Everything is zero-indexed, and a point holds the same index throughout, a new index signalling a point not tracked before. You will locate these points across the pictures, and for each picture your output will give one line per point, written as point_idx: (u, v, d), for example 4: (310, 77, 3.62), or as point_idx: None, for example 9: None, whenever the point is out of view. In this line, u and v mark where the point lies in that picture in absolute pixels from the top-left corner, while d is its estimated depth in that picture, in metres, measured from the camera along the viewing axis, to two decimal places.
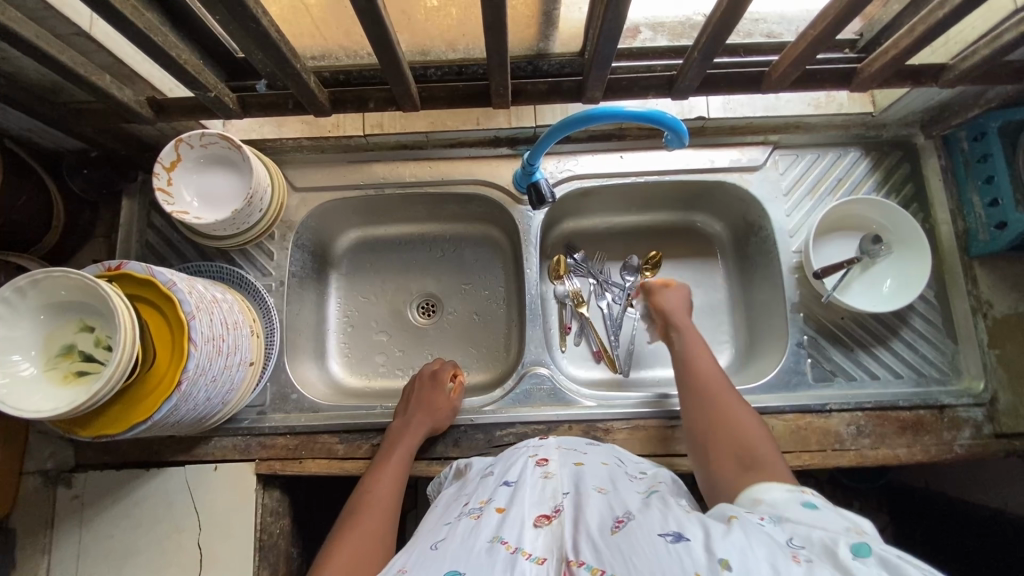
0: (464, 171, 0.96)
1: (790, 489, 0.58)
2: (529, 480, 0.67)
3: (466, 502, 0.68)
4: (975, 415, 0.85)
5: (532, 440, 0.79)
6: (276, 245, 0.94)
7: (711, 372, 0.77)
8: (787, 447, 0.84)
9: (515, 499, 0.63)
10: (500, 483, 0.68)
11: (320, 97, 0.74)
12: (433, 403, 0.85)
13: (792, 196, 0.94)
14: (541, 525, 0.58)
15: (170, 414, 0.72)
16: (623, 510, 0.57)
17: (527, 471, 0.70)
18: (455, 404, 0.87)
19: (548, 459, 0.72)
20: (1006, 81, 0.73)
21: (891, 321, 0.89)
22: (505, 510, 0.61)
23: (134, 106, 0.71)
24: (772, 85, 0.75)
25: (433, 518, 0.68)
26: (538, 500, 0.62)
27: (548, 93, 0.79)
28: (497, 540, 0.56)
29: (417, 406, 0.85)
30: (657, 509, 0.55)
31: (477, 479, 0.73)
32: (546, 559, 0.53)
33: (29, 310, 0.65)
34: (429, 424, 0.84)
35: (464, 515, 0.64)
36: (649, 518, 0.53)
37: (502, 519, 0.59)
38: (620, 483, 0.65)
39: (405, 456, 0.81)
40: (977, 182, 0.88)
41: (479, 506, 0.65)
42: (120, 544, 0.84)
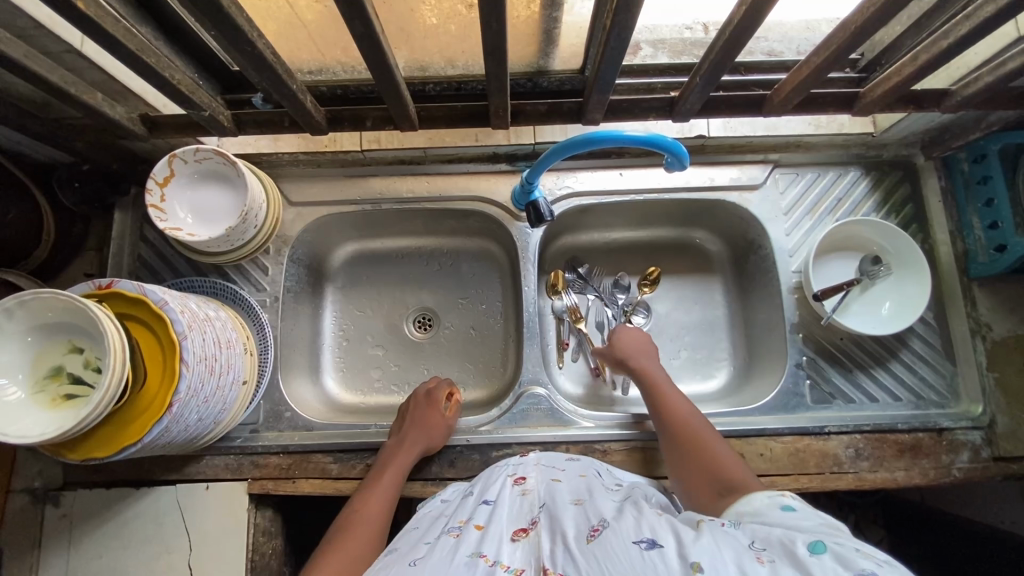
0: (462, 186, 0.95)
1: (769, 494, 0.60)
2: (508, 498, 0.69)
3: (448, 519, 0.69)
4: (973, 438, 0.85)
5: (513, 458, 0.80)
6: (271, 260, 0.93)
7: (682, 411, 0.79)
8: (786, 469, 0.83)
9: (493, 518, 0.65)
10: (478, 502, 0.70)
11: (317, 115, 0.73)
12: (432, 424, 0.84)
13: (791, 216, 0.93)
14: (519, 540, 0.60)
15: (161, 436, 0.71)
16: (597, 519, 0.59)
17: (506, 487, 0.71)
18: (449, 423, 0.85)
19: (524, 475, 0.74)
20: (1008, 106, 0.72)
21: (890, 343, 0.89)
22: (484, 525, 0.63)
23: (127, 123, 0.70)
24: (774, 109, 0.74)
25: (417, 533, 0.69)
26: (516, 517, 0.65)
27: (547, 114, 0.79)
28: (476, 554, 0.58)
29: (415, 427, 0.83)
30: (630, 514, 0.58)
31: (459, 498, 0.75)
32: (524, 570, 0.56)
33: (16, 332, 0.64)
34: (427, 446, 0.82)
35: (445, 532, 0.66)
36: (622, 524, 0.56)
37: (482, 535, 0.61)
38: (597, 492, 0.67)
39: (398, 481, 0.79)
40: (977, 205, 0.88)
41: (460, 524, 0.66)
42: (109, 565, 0.83)
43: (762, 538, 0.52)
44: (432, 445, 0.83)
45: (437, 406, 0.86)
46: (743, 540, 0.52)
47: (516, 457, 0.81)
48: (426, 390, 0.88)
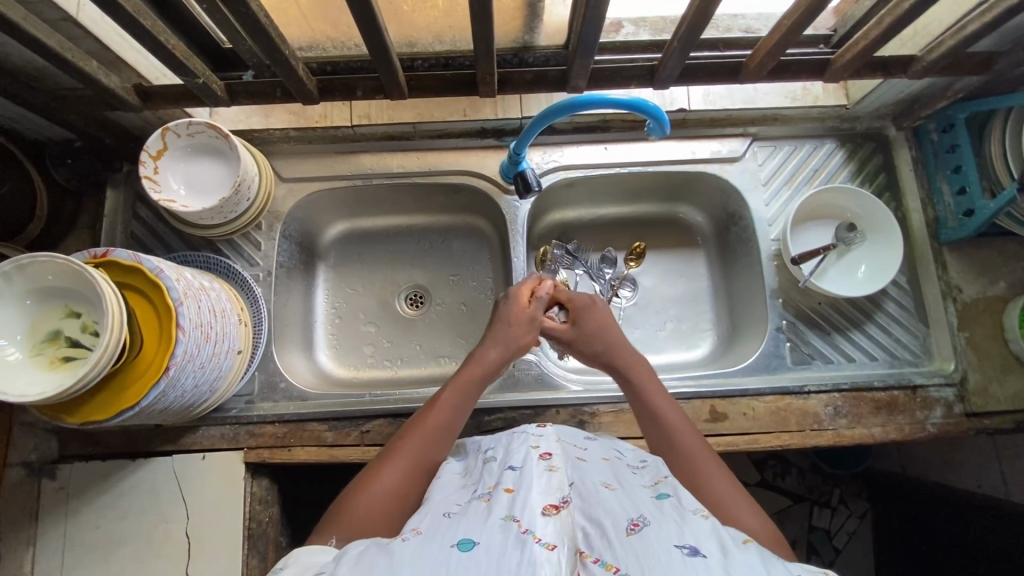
0: (452, 161, 0.97)
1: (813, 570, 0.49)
2: (535, 468, 0.59)
3: (471, 484, 0.61)
4: (946, 394, 0.88)
5: (530, 426, 0.71)
6: (263, 236, 0.95)
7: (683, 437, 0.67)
8: (768, 427, 0.86)
9: (524, 482, 0.56)
10: (504, 468, 0.60)
11: (309, 85, 0.75)
12: (518, 323, 0.79)
13: (770, 186, 0.97)
14: (551, 515, 0.51)
15: (158, 400, 0.72)
16: (636, 513, 0.52)
17: (533, 458, 0.61)
18: (531, 319, 0.80)
19: (550, 450, 0.64)
20: (969, 71, 0.76)
21: (865, 306, 0.93)
22: (515, 489, 0.55)
23: (122, 93, 0.72)
24: (750, 75, 0.77)
25: (439, 492, 0.60)
26: (547, 487, 0.55)
27: (533, 83, 0.81)
28: (507, 518, 0.50)
29: (502, 326, 0.79)
30: (671, 516, 0.51)
31: (479, 463, 0.66)
32: (556, 547, 0.46)
33: (14, 295, 0.65)
34: (513, 345, 0.78)
35: (473, 498, 0.57)
36: (665, 526, 0.50)
37: (513, 498, 0.53)
38: (626, 480, 0.60)
39: (480, 383, 0.73)
40: (947, 170, 0.92)
41: (486, 491, 0.58)
42: (107, 535, 0.84)
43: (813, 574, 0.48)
44: (521, 343, 0.79)
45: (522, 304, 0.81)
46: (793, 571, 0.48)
47: (532, 425, 0.72)
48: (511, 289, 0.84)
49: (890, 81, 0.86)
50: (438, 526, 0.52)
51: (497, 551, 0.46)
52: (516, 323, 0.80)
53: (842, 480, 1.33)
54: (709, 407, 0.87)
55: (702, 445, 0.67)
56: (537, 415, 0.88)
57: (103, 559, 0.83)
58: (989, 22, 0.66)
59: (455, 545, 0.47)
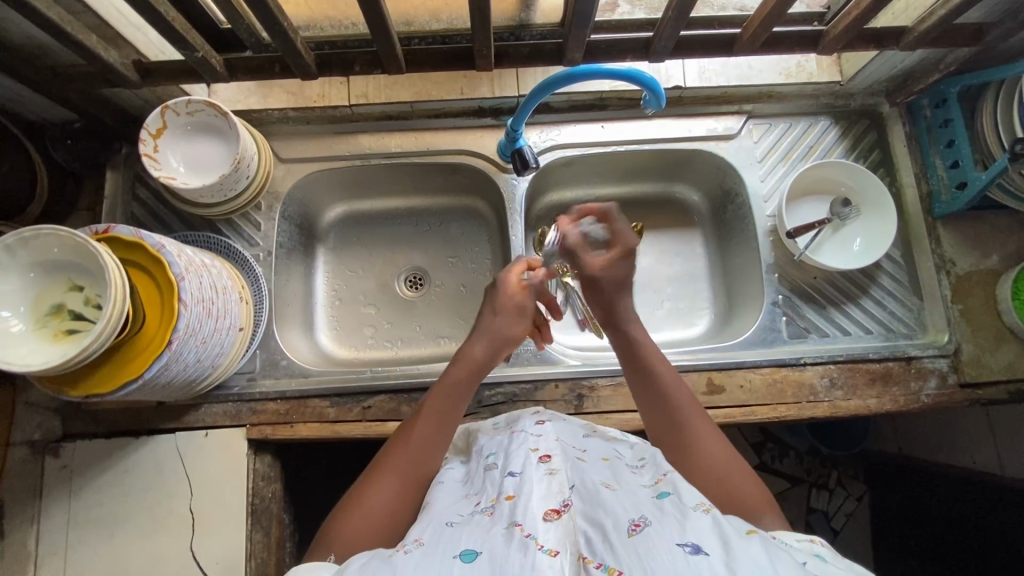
0: (449, 141, 0.98)
1: (801, 538, 0.56)
2: (535, 474, 0.59)
3: (474, 495, 0.62)
4: (940, 365, 0.89)
5: (529, 426, 0.71)
6: (263, 216, 0.95)
7: (681, 406, 0.70)
8: (764, 399, 0.87)
9: (525, 488, 0.57)
10: (504, 474, 0.61)
11: (307, 58, 0.76)
12: (508, 316, 0.77)
13: (765, 163, 0.97)
14: (552, 520, 0.52)
15: (162, 373, 0.73)
16: (637, 513, 0.51)
17: (533, 462, 0.61)
18: (521, 306, 0.78)
19: (550, 451, 0.64)
20: (955, 41, 0.78)
21: (860, 280, 0.94)
22: (515, 496, 0.56)
23: (121, 68, 0.73)
24: (743, 47, 0.78)
25: (441, 503, 0.61)
26: (549, 491, 0.56)
27: (530, 56, 0.81)
28: (508, 526, 0.51)
29: (488, 320, 0.77)
30: (672, 515, 0.50)
31: (480, 469, 0.66)
32: (558, 553, 0.48)
33: (19, 267, 0.66)
34: (500, 340, 0.76)
35: (476, 509, 0.58)
36: (667, 525, 0.48)
37: (513, 506, 0.54)
38: (626, 480, 0.59)
39: (469, 381, 0.73)
40: (939, 147, 0.92)
41: (488, 503, 0.58)
42: (111, 511, 0.85)
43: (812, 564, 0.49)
44: (511, 339, 0.77)
45: (512, 293, 0.79)
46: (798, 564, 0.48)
47: (531, 423, 0.71)
48: (500, 274, 0.81)
49: (883, 55, 0.87)
50: (441, 536, 0.53)
51: (498, 557, 0.47)
52: (504, 313, 0.77)
53: (842, 462, 1.33)
54: (707, 380, 0.88)
55: (699, 411, 0.70)
56: (536, 389, 0.89)
57: (107, 535, 0.84)
58: None
59: (457, 555, 0.49)
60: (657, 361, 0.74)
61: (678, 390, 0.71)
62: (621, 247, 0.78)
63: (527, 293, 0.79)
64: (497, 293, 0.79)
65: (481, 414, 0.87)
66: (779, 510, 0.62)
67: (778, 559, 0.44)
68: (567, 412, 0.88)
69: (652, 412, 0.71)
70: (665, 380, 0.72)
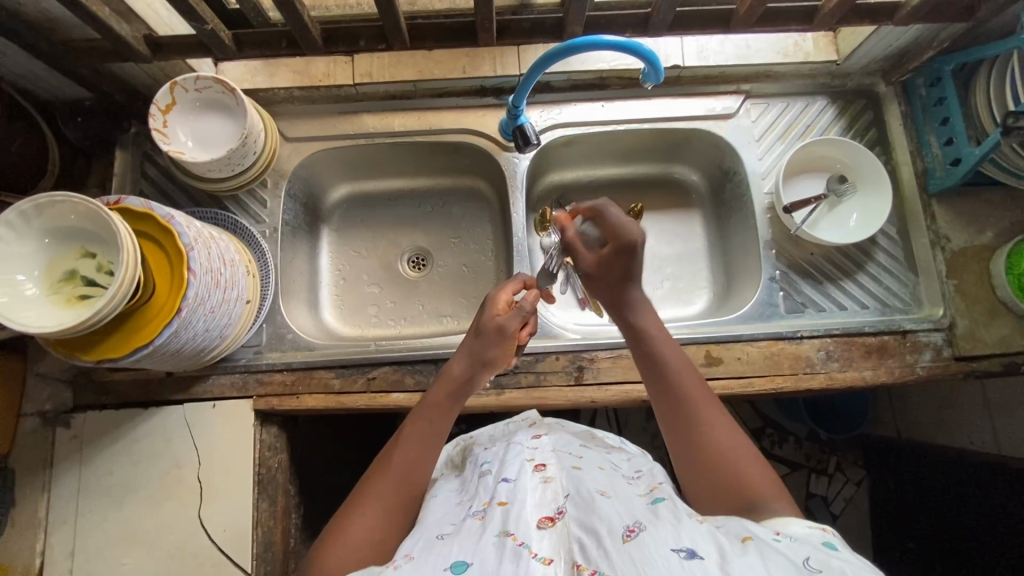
0: (452, 120, 1.00)
1: (810, 526, 0.54)
2: (529, 482, 0.61)
3: (468, 501, 0.64)
4: (935, 339, 0.91)
5: (525, 440, 0.72)
6: (269, 193, 0.97)
7: (689, 390, 0.68)
8: (762, 370, 0.89)
9: (518, 495, 0.58)
10: (498, 481, 0.62)
11: (313, 32, 0.78)
12: (489, 341, 0.73)
13: (763, 142, 0.99)
14: (546, 527, 0.53)
15: (171, 340, 0.74)
16: (631, 519, 0.53)
17: (528, 471, 0.63)
18: (501, 327, 0.74)
19: (545, 461, 0.66)
20: (945, 16, 0.80)
21: (857, 256, 0.96)
22: (509, 503, 0.57)
23: (132, 41, 0.76)
24: (740, 22, 0.80)
25: (436, 513, 0.63)
26: (542, 499, 0.58)
27: (531, 31, 0.83)
28: (501, 534, 0.53)
29: (470, 340, 0.75)
30: (667, 520, 0.52)
31: (476, 478, 0.68)
32: (552, 561, 0.49)
33: (34, 233, 0.67)
34: (480, 362, 0.73)
35: (468, 514, 0.60)
36: (661, 530, 0.50)
37: (506, 513, 0.56)
38: (621, 488, 0.61)
39: (444, 403, 0.71)
40: (934, 124, 0.94)
41: (482, 506, 0.60)
42: (121, 480, 0.86)
43: (818, 560, 0.47)
44: (492, 360, 0.74)
45: (497, 312, 0.76)
46: (798, 559, 0.47)
47: (528, 438, 0.73)
48: (488, 291, 0.79)
49: (878, 32, 0.89)
50: (431, 549, 0.54)
51: (492, 566, 0.48)
52: (486, 335, 0.74)
53: (840, 447, 1.34)
54: (704, 352, 0.90)
55: (707, 395, 0.68)
56: (537, 361, 0.90)
57: (117, 503, 0.86)
58: None
59: (448, 567, 0.50)
60: (664, 346, 0.72)
61: (686, 374, 0.70)
62: (625, 241, 0.74)
63: (511, 315, 0.74)
64: (482, 311, 0.77)
65: (484, 386, 0.89)
66: (787, 495, 0.61)
67: (773, 564, 0.44)
68: (567, 384, 0.90)
69: (659, 396, 0.70)
70: (673, 365, 0.70)
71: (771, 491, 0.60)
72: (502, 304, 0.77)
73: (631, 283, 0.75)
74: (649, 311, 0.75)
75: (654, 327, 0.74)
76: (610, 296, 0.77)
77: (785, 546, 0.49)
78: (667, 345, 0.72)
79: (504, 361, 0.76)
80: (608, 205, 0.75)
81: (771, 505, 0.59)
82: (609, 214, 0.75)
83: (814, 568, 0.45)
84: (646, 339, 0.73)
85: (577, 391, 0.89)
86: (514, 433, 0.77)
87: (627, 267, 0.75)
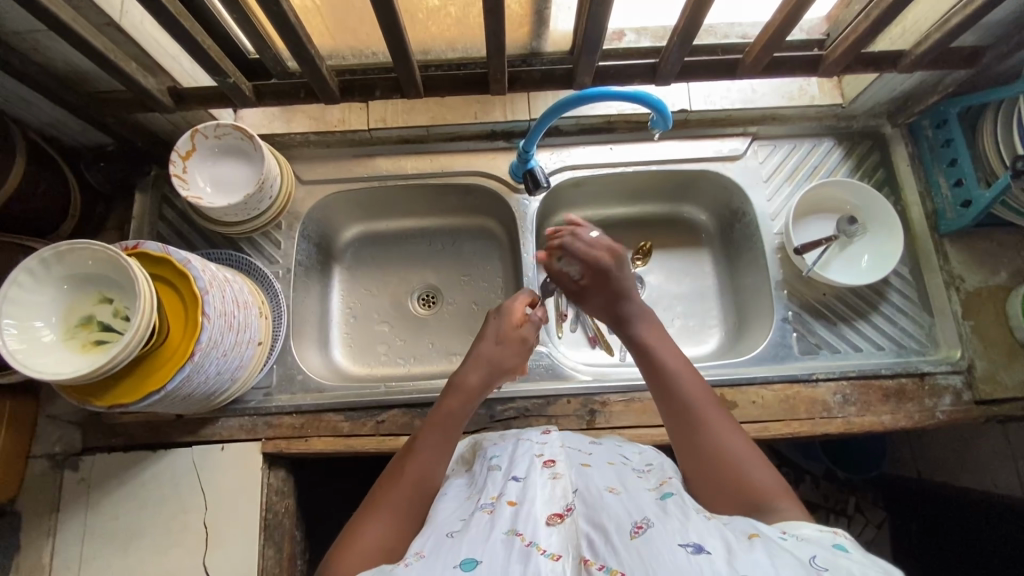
0: (463, 163, 1.02)
1: (822, 529, 0.52)
2: (539, 478, 0.59)
3: (476, 494, 0.61)
4: (954, 381, 0.89)
5: (535, 435, 0.70)
6: (283, 235, 0.98)
7: (691, 394, 0.68)
8: (777, 414, 0.87)
9: (528, 494, 0.56)
10: (507, 478, 0.60)
11: (331, 83, 0.81)
12: (509, 348, 0.78)
13: (771, 183, 1.00)
14: (554, 524, 0.52)
15: (183, 384, 0.74)
16: (639, 515, 0.52)
17: (537, 467, 0.61)
18: (523, 335, 0.80)
19: (554, 457, 0.63)
20: (946, 65, 0.81)
21: (870, 296, 0.95)
22: (518, 502, 0.55)
23: (157, 93, 0.79)
24: (746, 71, 0.82)
25: (444, 509, 0.60)
26: (551, 496, 0.56)
27: (541, 81, 0.85)
28: (510, 533, 0.51)
29: (488, 346, 0.78)
30: (675, 516, 0.52)
31: (484, 471, 0.65)
32: (561, 557, 0.49)
33: (53, 279, 0.68)
34: (499, 369, 0.77)
35: (476, 508, 0.58)
36: (670, 526, 0.50)
37: (516, 512, 0.54)
38: (630, 484, 0.60)
39: (462, 407, 0.72)
40: (943, 165, 0.95)
41: (489, 500, 0.58)
42: (126, 525, 0.85)
43: (827, 561, 0.45)
44: (508, 367, 0.78)
45: (516, 322, 0.80)
46: (805, 558, 0.46)
47: (537, 433, 0.71)
48: (502, 302, 0.83)
49: (882, 78, 0.90)
50: (441, 549, 0.52)
51: (500, 567, 0.47)
52: (504, 344, 0.78)
53: (859, 488, 1.30)
54: (719, 396, 0.88)
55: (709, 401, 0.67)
56: (548, 404, 0.89)
57: (121, 550, 0.84)
58: (970, 14, 0.71)
59: (458, 565, 0.49)
60: (664, 350, 0.72)
61: (687, 374, 0.70)
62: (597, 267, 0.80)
63: (528, 326, 0.81)
64: (497, 318, 0.81)
65: (494, 428, 0.88)
66: (795, 496, 0.59)
67: (781, 563, 0.44)
68: (579, 428, 0.88)
69: (663, 402, 0.69)
70: (674, 367, 0.70)
71: (777, 492, 0.59)
72: (516, 314, 0.81)
73: (625, 301, 0.79)
74: (648, 322, 0.77)
75: (656, 336, 0.75)
76: (608, 316, 0.81)
77: (792, 543, 0.48)
78: (669, 350, 0.73)
79: (515, 371, 0.80)
80: (574, 239, 0.83)
81: (779, 506, 0.56)
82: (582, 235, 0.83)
83: (823, 567, 0.44)
84: (648, 347, 0.73)
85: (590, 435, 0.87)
86: (524, 429, 0.74)
87: (613, 288, 0.80)
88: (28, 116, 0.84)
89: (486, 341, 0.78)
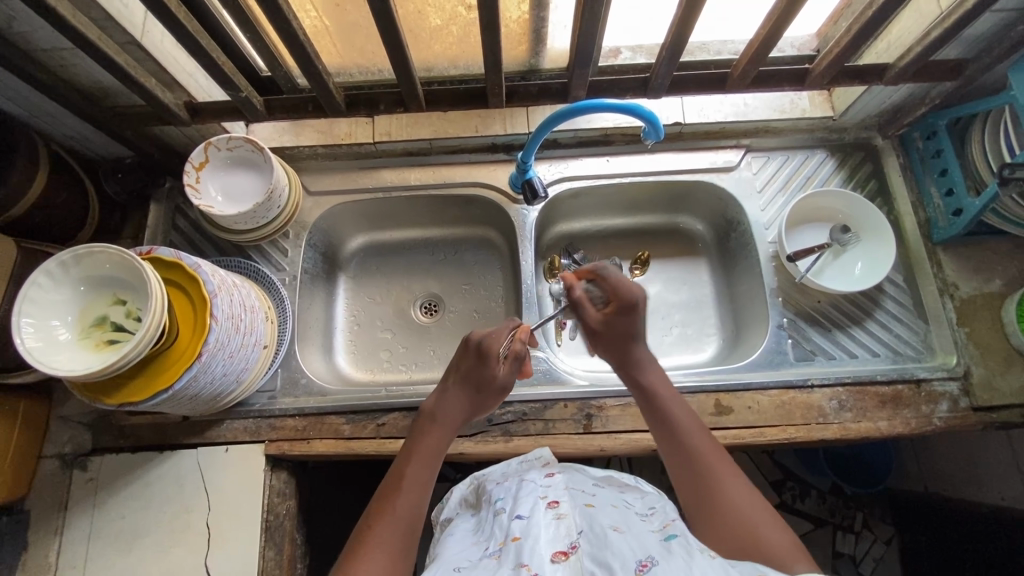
0: (465, 174, 1.06)
1: None
2: (543, 518, 0.60)
3: (485, 540, 0.63)
4: (950, 388, 0.89)
5: (539, 477, 0.72)
6: (290, 243, 1.02)
7: (696, 444, 0.69)
8: (773, 419, 0.88)
9: (532, 531, 0.58)
10: (512, 517, 0.62)
11: (337, 97, 0.85)
12: (490, 392, 0.78)
13: (765, 193, 1.02)
14: (559, 561, 0.54)
15: (190, 385, 0.76)
16: (643, 553, 0.53)
17: (541, 507, 0.63)
18: (505, 382, 0.78)
19: (558, 498, 0.65)
20: (929, 77, 0.84)
21: (865, 303, 0.96)
22: (522, 537, 0.57)
23: (174, 107, 0.84)
24: (735, 84, 0.86)
25: (452, 551, 0.64)
26: (556, 534, 0.57)
27: (538, 94, 0.89)
28: (516, 566, 0.53)
29: (470, 391, 0.78)
30: (679, 555, 0.53)
31: (491, 515, 0.67)
32: None
33: (70, 280, 0.72)
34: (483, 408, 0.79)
35: (484, 554, 0.60)
36: (674, 563, 0.51)
37: (520, 547, 0.56)
38: (634, 525, 0.60)
39: (438, 450, 0.73)
40: (934, 175, 0.96)
41: (497, 546, 0.60)
42: (132, 525, 0.87)
43: None
44: (488, 405, 0.79)
45: (494, 362, 0.77)
46: None
47: (541, 474, 0.73)
48: (487, 335, 0.79)
49: (869, 91, 0.93)
50: None
51: None
52: (487, 388, 0.77)
53: (865, 503, 1.27)
54: (714, 401, 0.89)
55: (719, 457, 0.68)
56: (545, 408, 0.91)
57: (125, 549, 0.86)
58: (947, 28, 0.74)
59: None
60: (670, 401, 0.73)
61: (694, 429, 0.71)
62: (626, 300, 0.79)
63: (509, 364, 0.78)
64: (480, 356, 0.77)
65: (492, 432, 0.89)
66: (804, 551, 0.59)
67: None
68: (576, 432, 0.89)
69: (671, 450, 0.70)
70: (677, 415, 0.72)
71: (787, 546, 0.59)
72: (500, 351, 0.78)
73: (636, 343, 0.78)
74: (656, 368, 0.77)
75: (662, 384, 0.76)
76: (617, 358, 0.79)
77: None
78: (676, 404, 0.73)
79: (494, 404, 0.81)
80: (603, 266, 0.82)
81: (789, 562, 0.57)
82: (609, 273, 0.81)
83: None
84: (654, 396, 0.74)
85: (587, 439, 0.88)
86: (528, 470, 0.76)
87: (631, 325, 0.79)
88: (53, 129, 0.89)
89: (467, 383, 0.78)
